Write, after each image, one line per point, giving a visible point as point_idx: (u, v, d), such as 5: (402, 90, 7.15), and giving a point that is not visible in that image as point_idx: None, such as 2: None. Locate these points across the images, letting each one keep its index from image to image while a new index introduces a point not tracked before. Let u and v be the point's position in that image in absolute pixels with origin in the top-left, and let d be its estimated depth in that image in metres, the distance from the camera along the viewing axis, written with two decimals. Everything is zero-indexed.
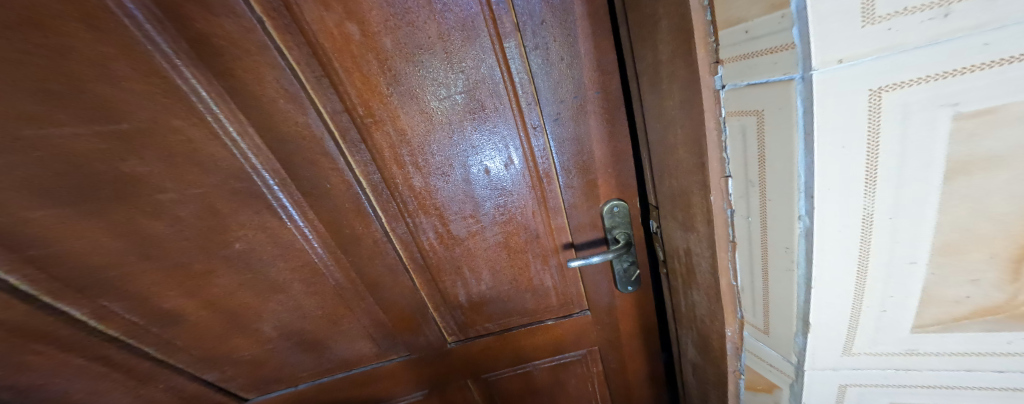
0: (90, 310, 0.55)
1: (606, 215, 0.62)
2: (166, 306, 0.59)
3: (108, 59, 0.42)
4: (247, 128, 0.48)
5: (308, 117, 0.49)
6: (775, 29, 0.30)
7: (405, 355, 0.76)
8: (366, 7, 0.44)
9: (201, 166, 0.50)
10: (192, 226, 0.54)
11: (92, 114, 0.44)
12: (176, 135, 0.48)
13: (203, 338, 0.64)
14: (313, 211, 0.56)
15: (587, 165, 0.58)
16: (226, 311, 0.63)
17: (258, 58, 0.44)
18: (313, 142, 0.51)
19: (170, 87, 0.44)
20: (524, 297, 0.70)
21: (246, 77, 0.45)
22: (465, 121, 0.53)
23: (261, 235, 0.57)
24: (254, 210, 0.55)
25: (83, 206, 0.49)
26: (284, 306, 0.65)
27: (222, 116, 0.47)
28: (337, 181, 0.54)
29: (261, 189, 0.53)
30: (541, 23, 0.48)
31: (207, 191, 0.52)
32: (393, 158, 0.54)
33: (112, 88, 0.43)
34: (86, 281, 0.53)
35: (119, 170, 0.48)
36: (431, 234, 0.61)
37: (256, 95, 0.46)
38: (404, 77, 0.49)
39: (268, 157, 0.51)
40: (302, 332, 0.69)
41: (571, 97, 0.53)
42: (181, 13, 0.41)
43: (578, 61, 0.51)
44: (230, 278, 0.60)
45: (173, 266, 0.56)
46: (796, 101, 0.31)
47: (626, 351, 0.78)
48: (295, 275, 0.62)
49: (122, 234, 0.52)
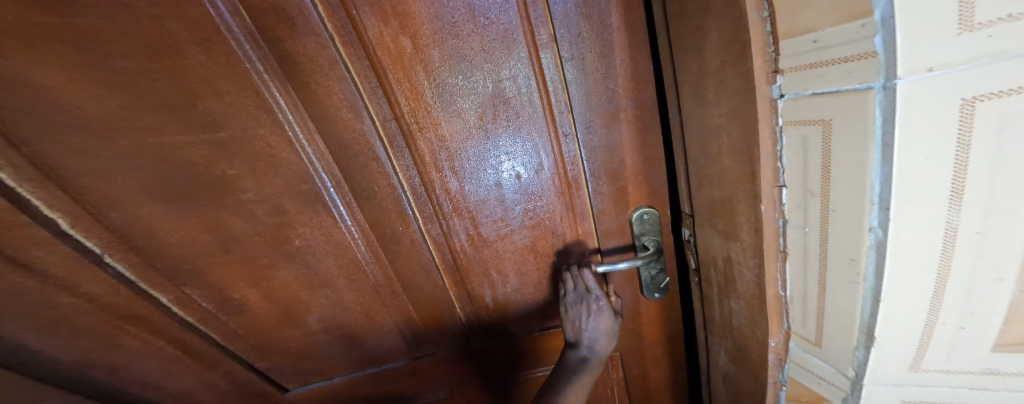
0: (176, 296, 0.61)
1: (635, 222, 0.61)
2: (235, 296, 0.64)
3: (218, 76, 0.47)
4: (314, 135, 0.52)
5: (364, 124, 0.52)
6: (852, 37, 0.31)
7: (431, 354, 0.79)
8: (418, 22, 0.47)
9: (276, 169, 0.55)
10: (265, 224, 0.59)
11: (196, 123, 0.50)
12: (259, 142, 0.52)
13: (258, 328, 0.69)
14: (361, 212, 0.60)
15: (617, 172, 0.58)
16: (282, 303, 0.67)
17: (328, 71, 0.48)
18: (365, 147, 0.54)
19: (261, 100, 0.49)
20: (547, 301, 0.71)
21: (317, 88, 0.49)
22: (499, 128, 0.55)
23: (316, 233, 0.61)
24: (314, 210, 0.59)
25: (178, 201, 0.54)
26: (327, 301, 0.69)
27: (295, 124, 0.51)
28: (384, 185, 0.58)
29: (320, 191, 0.57)
30: (577, 35, 0.49)
31: (279, 192, 0.57)
32: (429, 162, 0.56)
33: (217, 101, 0.48)
34: (179, 269, 0.59)
35: (213, 172, 0.53)
36: (464, 236, 0.63)
37: (325, 105, 0.50)
38: (446, 86, 0.51)
39: (328, 161, 0.55)
40: (342, 326, 0.72)
41: (603, 105, 0.53)
42: (274, 34, 0.45)
43: (613, 72, 0.52)
44: (288, 273, 0.64)
45: (245, 260, 0.61)
46: (875, 110, 0.32)
47: (649, 360, 0.77)
48: (341, 272, 0.66)
49: (207, 230, 0.57)
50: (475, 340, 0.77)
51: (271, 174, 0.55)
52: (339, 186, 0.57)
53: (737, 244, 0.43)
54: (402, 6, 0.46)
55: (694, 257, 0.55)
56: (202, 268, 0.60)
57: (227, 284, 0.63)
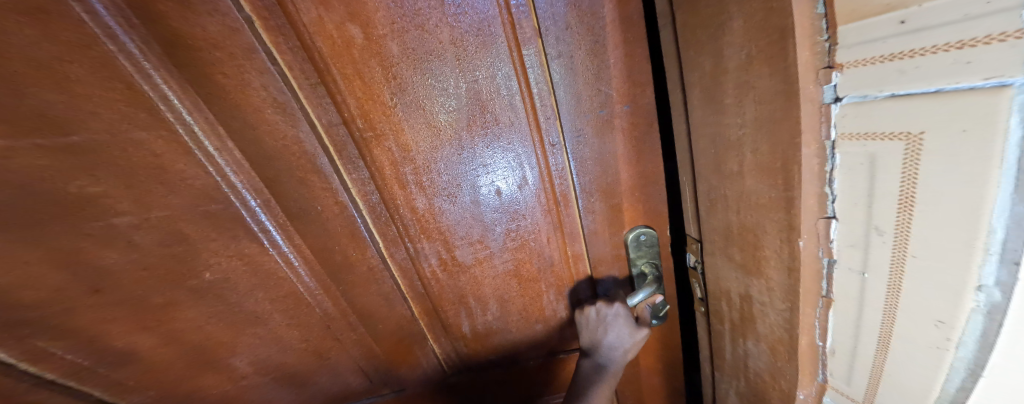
0: (49, 344, 0.48)
1: (630, 243, 0.57)
2: (134, 337, 0.53)
3: (61, 59, 0.34)
4: (226, 142, 0.41)
5: (299, 130, 0.42)
6: (971, 14, 0.22)
7: (398, 390, 0.69)
8: (371, 7, 0.38)
9: (168, 185, 0.43)
10: (151, 254, 0.47)
11: (32, 125, 0.37)
12: (139, 150, 0.40)
13: (178, 370, 0.58)
14: (299, 236, 0.49)
15: (611, 187, 0.53)
16: (193, 347, 0.56)
17: (244, 62, 0.38)
18: (305, 159, 0.44)
19: (136, 94, 0.37)
20: (534, 328, 0.64)
21: (228, 84, 0.38)
22: (476, 137, 0.47)
23: (237, 262, 0.50)
24: (230, 234, 0.48)
25: (41, 228, 0.42)
26: (264, 338, 0.58)
27: (197, 128, 0.40)
28: (330, 203, 0.47)
29: (240, 211, 0.46)
30: (565, 30, 0.43)
31: (173, 213, 0.45)
32: (391, 177, 0.47)
33: (60, 95, 0.36)
34: (47, 311, 0.47)
35: (66, 189, 0.41)
36: (434, 260, 0.54)
37: (240, 105, 0.40)
38: (410, 87, 0.43)
39: (249, 175, 0.43)
40: (282, 367, 0.61)
41: (593, 111, 0.48)
42: (154, 8, 0.34)
43: (605, 73, 0.46)
44: (196, 311, 0.53)
45: (144, 297, 0.50)
46: (1010, 116, 0.22)
47: (644, 386, 0.72)
48: (276, 306, 0.55)
49: (82, 264, 0.45)
50: (453, 374, 0.68)
51: (171, 192, 0.43)
52: (265, 207, 0.46)
53: (761, 280, 0.43)
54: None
55: (699, 287, 0.56)
56: (87, 309, 0.48)
57: (119, 325, 0.51)
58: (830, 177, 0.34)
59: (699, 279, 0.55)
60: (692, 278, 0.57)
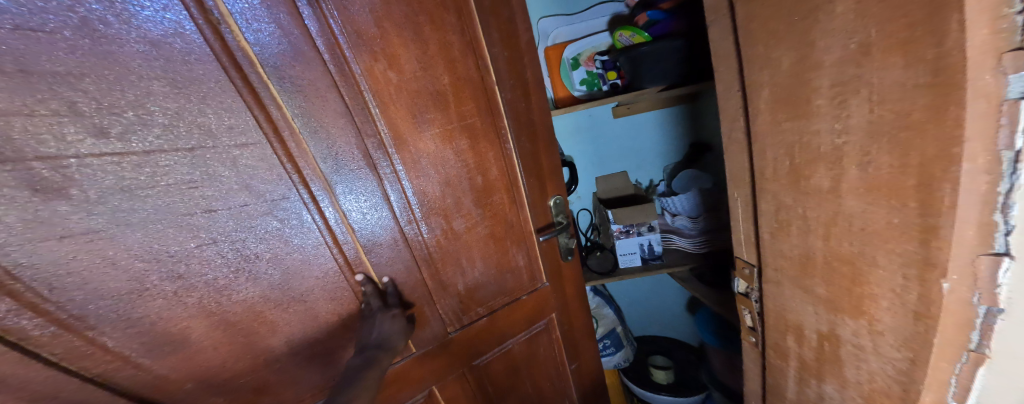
0: (74, 335, 0.43)
1: (550, 207, 0.75)
2: (170, 332, 0.48)
3: (197, 82, 0.42)
4: (301, 143, 0.49)
5: (349, 139, 0.52)
6: None
7: (412, 352, 0.67)
8: (403, 59, 0.53)
9: (250, 178, 0.47)
10: (233, 239, 0.48)
11: (163, 129, 0.42)
12: (239, 152, 0.46)
13: (201, 368, 0.52)
14: (345, 224, 0.55)
15: (540, 172, 0.72)
16: (241, 329, 0.53)
17: (325, 91, 0.49)
18: (360, 160, 0.54)
19: (233, 108, 0.44)
20: (505, 278, 0.74)
21: (310, 106, 0.48)
22: (463, 143, 0.62)
23: (294, 249, 0.53)
24: (297, 218, 0.51)
25: (105, 216, 0.41)
26: (300, 314, 0.56)
27: (270, 137, 0.47)
28: (372, 192, 0.56)
29: (304, 203, 0.51)
30: (503, 74, 0.63)
31: (254, 202, 0.48)
32: (411, 174, 0.59)
33: (192, 110, 0.42)
34: (84, 301, 0.42)
35: (170, 181, 0.43)
36: (435, 231, 0.64)
37: (317, 117, 0.49)
38: (424, 111, 0.57)
39: (315, 170, 0.51)
40: (317, 343, 0.59)
41: (526, 128, 0.68)
42: (274, 62, 0.45)
43: (531, 107, 0.68)
44: (252, 292, 0.52)
45: (193, 292, 0.48)
46: None
47: (574, 317, 0.88)
48: (321, 282, 0.56)
49: (139, 255, 0.44)
50: (452, 328, 0.71)
51: (249, 184, 0.47)
52: (318, 201, 0.52)
53: (862, 320, 0.37)
54: (389, 48, 0.52)
55: (748, 315, 0.54)
56: (128, 301, 0.45)
57: (159, 318, 0.47)
58: (1008, 204, 0.26)
59: (755, 308, 0.51)
60: (743, 305, 0.54)
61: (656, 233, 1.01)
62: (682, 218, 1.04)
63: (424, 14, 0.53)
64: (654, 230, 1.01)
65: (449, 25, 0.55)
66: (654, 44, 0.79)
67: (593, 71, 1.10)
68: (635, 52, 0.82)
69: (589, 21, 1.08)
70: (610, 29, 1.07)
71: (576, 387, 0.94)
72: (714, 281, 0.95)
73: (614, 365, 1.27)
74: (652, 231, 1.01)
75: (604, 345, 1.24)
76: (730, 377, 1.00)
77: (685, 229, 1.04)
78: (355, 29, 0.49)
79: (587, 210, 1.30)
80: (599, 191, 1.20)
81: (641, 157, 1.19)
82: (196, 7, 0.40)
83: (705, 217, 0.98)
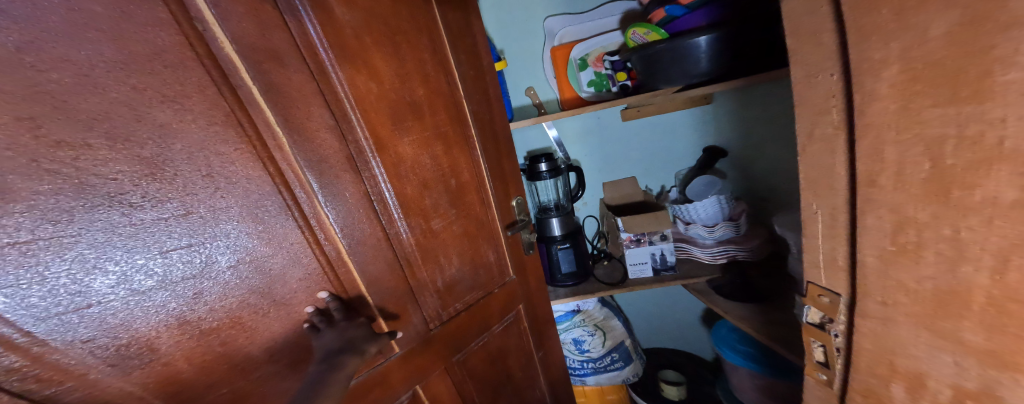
0: (18, 355, 0.32)
1: (514, 207, 0.76)
2: (134, 346, 0.37)
3: (181, 75, 0.37)
4: (280, 145, 0.43)
5: (332, 137, 0.48)
6: None
7: (396, 353, 0.58)
8: (380, 65, 0.52)
9: (232, 178, 0.40)
10: (219, 245, 0.40)
11: (147, 129, 0.35)
12: (224, 156, 0.40)
13: (170, 384, 0.39)
14: (334, 231, 0.48)
15: (505, 177, 0.73)
16: (222, 332, 0.42)
17: (312, 99, 0.46)
18: (343, 163, 0.49)
19: (221, 108, 0.39)
20: (479, 274, 0.70)
21: (299, 110, 0.45)
22: (439, 149, 0.61)
23: (282, 258, 0.45)
24: (283, 224, 0.44)
25: (47, 220, 0.32)
26: (282, 318, 0.46)
27: (253, 138, 0.41)
28: (356, 193, 0.50)
29: (288, 207, 0.45)
30: (467, 89, 0.65)
31: (240, 205, 0.41)
32: (391, 177, 0.54)
33: (173, 115, 0.37)
34: (17, 323, 0.32)
35: (150, 181, 0.36)
36: (415, 231, 0.58)
37: (300, 119, 0.45)
38: (403, 119, 0.55)
39: (300, 171, 0.45)
40: (298, 347, 0.48)
41: (491, 137, 0.70)
42: (263, 67, 0.41)
43: (497, 117, 0.71)
44: (236, 298, 0.42)
45: (163, 304, 0.38)
46: None
47: (540, 313, 0.85)
48: (310, 292, 0.48)
49: (92, 266, 0.34)
50: (433, 325, 0.63)
51: (231, 187, 0.41)
52: (303, 207, 0.46)
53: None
54: (369, 60, 0.51)
55: (821, 349, 0.37)
56: (77, 321, 0.34)
57: (117, 335, 0.36)
58: None
59: (838, 346, 0.35)
60: (814, 338, 0.37)
61: (669, 243, 0.95)
62: (697, 228, 0.95)
63: (400, 35, 0.54)
64: (667, 239, 0.95)
65: (422, 45, 0.57)
66: (671, 42, 0.74)
67: (601, 72, 1.06)
68: (651, 51, 0.78)
69: (594, 22, 1.04)
70: (621, 28, 1.02)
71: (546, 381, 0.89)
72: (731, 293, 0.86)
73: (622, 381, 1.17)
74: (665, 240, 0.95)
75: (612, 359, 1.16)
76: (752, 396, 0.91)
77: (699, 238, 0.96)
78: (338, 38, 0.48)
79: (593, 218, 1.25)
80: (608, 197, 1.12)
81: (646, 161, 1.14)
82: (181, 13, 0.36)
83: (724, 227, 0.90)
